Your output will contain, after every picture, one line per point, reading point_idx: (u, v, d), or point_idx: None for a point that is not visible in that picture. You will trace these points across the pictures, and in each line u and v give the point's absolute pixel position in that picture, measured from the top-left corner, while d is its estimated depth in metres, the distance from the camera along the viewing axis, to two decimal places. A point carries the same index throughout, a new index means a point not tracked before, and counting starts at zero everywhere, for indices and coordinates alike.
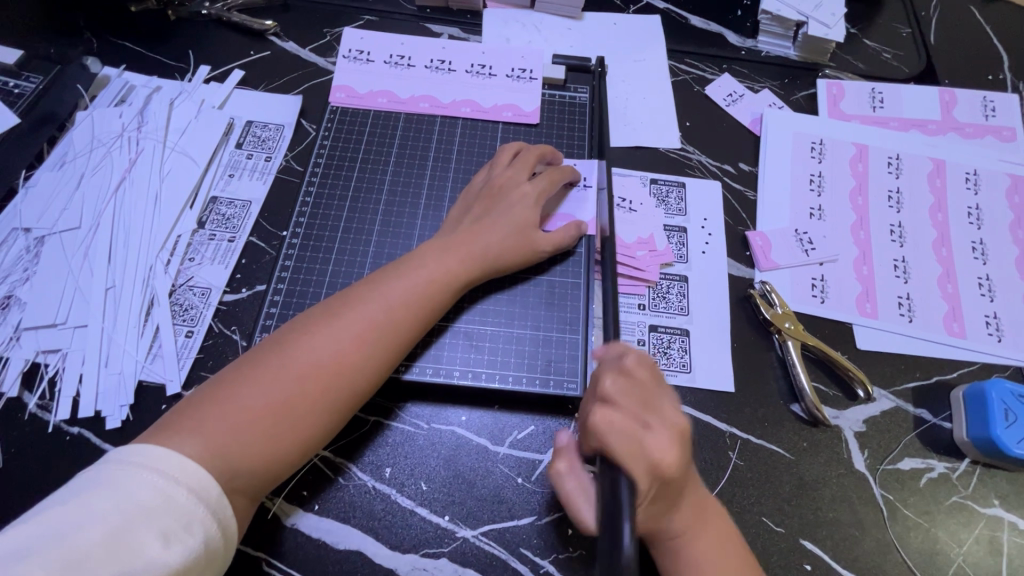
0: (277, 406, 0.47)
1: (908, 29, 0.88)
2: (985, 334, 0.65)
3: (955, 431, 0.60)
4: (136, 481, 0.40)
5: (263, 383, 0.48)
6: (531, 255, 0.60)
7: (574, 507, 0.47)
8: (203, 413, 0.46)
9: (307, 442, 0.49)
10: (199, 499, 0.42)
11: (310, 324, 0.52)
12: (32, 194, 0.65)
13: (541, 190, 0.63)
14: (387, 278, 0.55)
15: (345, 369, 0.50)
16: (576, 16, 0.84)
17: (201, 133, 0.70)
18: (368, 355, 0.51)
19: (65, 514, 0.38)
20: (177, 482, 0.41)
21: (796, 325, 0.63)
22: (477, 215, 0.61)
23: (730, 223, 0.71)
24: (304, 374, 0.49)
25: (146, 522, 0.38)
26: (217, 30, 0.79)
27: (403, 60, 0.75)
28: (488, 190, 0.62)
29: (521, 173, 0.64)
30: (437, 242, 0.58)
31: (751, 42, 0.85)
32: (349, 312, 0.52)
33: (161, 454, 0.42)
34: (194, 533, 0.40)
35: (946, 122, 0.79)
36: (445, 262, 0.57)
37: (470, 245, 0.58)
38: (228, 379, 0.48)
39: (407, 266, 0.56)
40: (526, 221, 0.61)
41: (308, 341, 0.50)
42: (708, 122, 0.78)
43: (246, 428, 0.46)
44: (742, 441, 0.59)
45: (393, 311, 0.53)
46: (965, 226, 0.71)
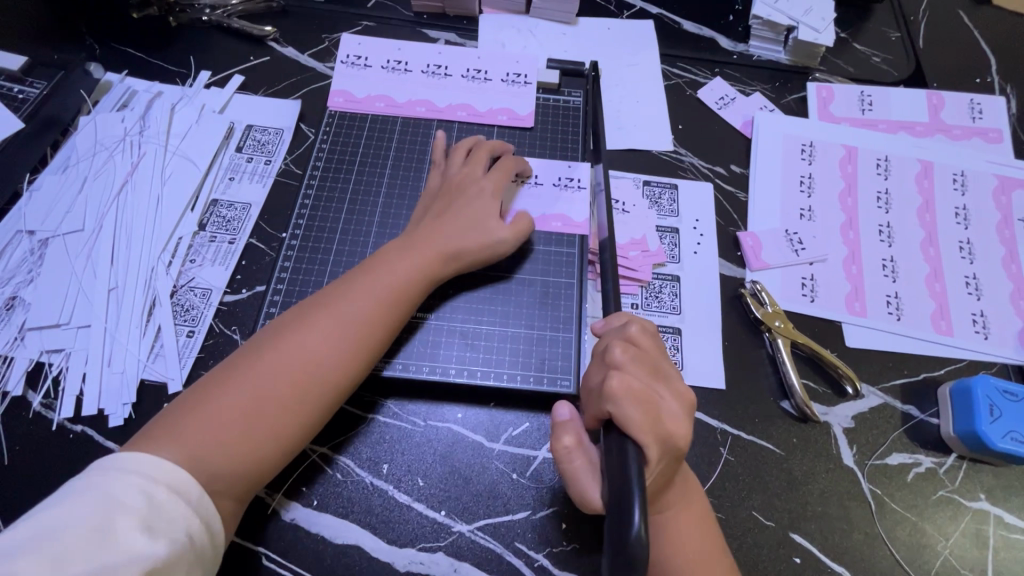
0: (249, 409, 0.48)
1: (898, 33, 0.90)
2: (972, 331, 0.66)
3: (942, 427, 0.61)
4: (116, 481, 0.41)
5: (234, 388, 0.49)
6: (491, 249, 0.61)
7: (580, 482, 0.48)
8: (177, 421, 0.47)
9: (286, 441, 0.50)
10: (179, 496, 0.43)
11: (278, 329, 0.53)
12: (36, 197, 0.67)
13: (496, 184, 0.64)
14: (353, 279, 0.56)
15: (314, 369, 0.51)
16: (571, 21, 0.86)
17: (202, 137, 0.71)
18: (336, 353, 0.52)
19: (48, 518, 0.39)
20: (156, 482, 0.42)
21: (786, 323, 0.64)
22: (437, 212, 0.62)
23: (722, 224, 0.72)
24: (275, 376, 0.50)
25: (128, 518, 0.40)
26: (217, 36, 0.81)
27: (400, 65, 0.76)
28: (446, 189, 0.64)
29: (476, 169, 0.65)
30: (401, 242, 0.60)
31: (743, 47, 0.86)
32: (315, 313, 0.53)
33: (138, 458, 0.43)
34: (177, 527, 0.41)
35: (934, 124, 0.80)
36: (410, 261, 0.58)
37: (433, 242, 0.59)
38: (201, 387, 0.50)
39: (373, 266, 0.57)
40: (482, 215, 0.62)
41: (277, 345, 0.51)
42: (700, 125, 0.79)
43: (222, 431, 0.47)
44: (733, 437, 0.60)
45: (359, 309, 0.54)
46: (953, 226, 0.73)
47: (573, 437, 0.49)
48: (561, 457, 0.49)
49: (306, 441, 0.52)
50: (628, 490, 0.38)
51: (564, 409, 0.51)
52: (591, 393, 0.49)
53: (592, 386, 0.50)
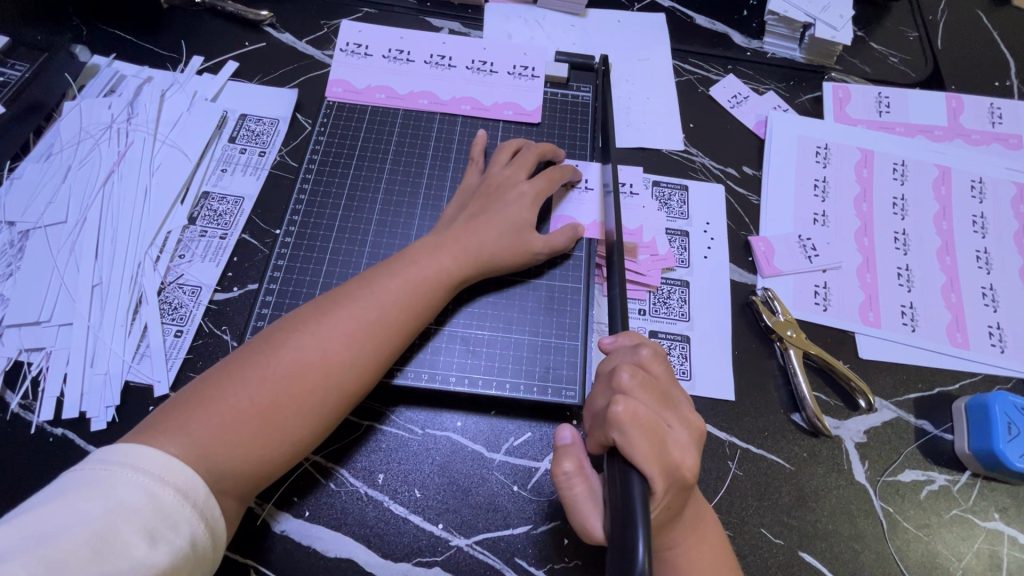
0: (264, 408, 0.46)
1: (916, 33, 0.87)
2: (988, 344, 0.64)
3: (956, 443, 0.59)
4: (120, 480, 0.39)
5: (251, 382, 0.46)
6: (527, 257, 0.59)
7: (580, 509, 0.46)
8: (188, 413, 0.44)
9: (295, 447, 0.47)
10: (186, 499, 0.40)
11: (300, 322, 0.50)
12: (17, 185, 0.63)
13: (539, 191, 0.61)
14: (378, 276, 0.54)
15: (334, 371, 0.48)
16: (580, 13, 0.82)
17: (193, 127, 0.68)
18: (357, 355, 0.50)
19: (46, 515, 0.36)
20: (163, 483, 0.40)
21: (798, 332, 0.62)
22: (472, 213, 0.59)
23: (733, 228, 0.70)
24: (293, 374, 0.47)
25: (131, 522, 0.37)
26: (211, 20, 0.77)
27: (402, 54, 0.73)
28: (485, 189, 0.61)
29: (519, 172, 0.63)
30: (430, 241, 0.57)
31: (757, 44, 0.83)
32: (339, 310, 0.51)
33: (147, 453, 0.41)
34: (180, 533, 0.39)
35: (952, 128, 0.78)
36: (438, 260, 0.55)
37: (465, 243, 0.57)
38: (216, 378, 0.47)
39: (398, 265, 0.55)
40: (523, 222, 0.59)
41: (296, 340, 0.49)
42: (712, 124, 0.76)
43: (234, 429, 0.44)
44: (741, 450, 0.58)
45: (384, 309, 0.52)
46: (970, 234, 0.71)
47: (574, 462, 0.47)
48: (561, 483, 0.46)
49: (313, 447, 0.49)
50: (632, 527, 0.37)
51: (566, 432, 0.50)
52: (596, 417, 0.47)
53: (597, 411, 0.47)
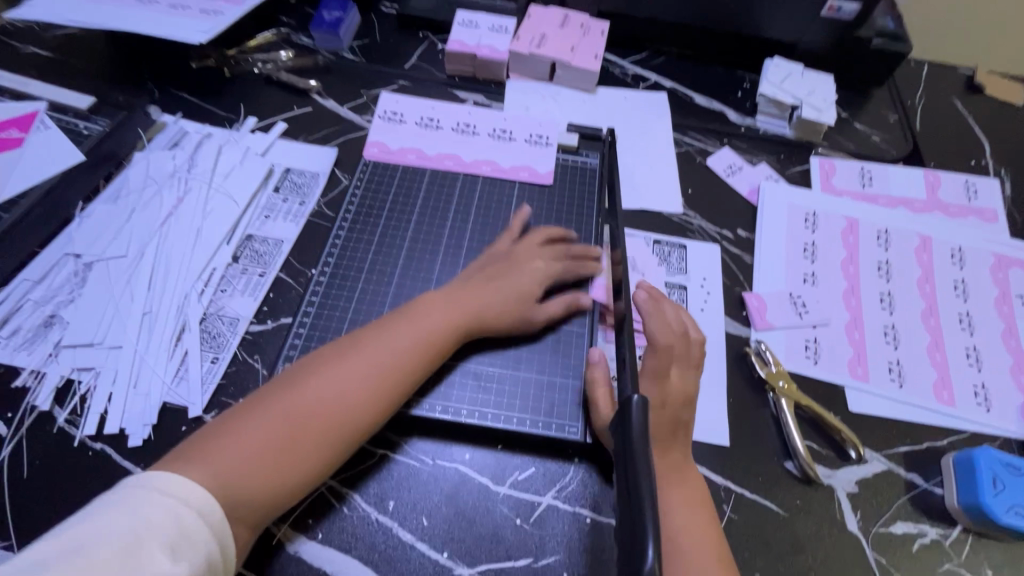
0: (283, 443, 0.50)
1: (895, 115, 0.97)
2: (974, 403, 0.68)
3: (946, 497, 0.61)
4: (148, 501, 0.43)
5: (272, 418, 0.51)
6: (525, 325, 0.64)
7: (598, 407, 0.59)
8: (212, 444, 0.49)
9: (305, 479, 0.51)
10: (203, 521, 0.44)
11: (320, 364, 0.55)
12: (86, 223, 0.71)
13: (551, 270, 0.67)
14: (393, 324, 0.59)
15: (347, 410, 0.53)
16: (590, 89, 0.93)
17: (244, 178, 0.77)
18: (369, 397, 0.54)
19: (84, 530, 0.41)
20: (184, 505, 0.44)
21: (789, 383, 0.66)
22: (485, 275, 0.66)
23: (728, 284, 0.75)
24: (310, 412, 0.52)
25: (156, 541, 0.41)
26: (266, 86, 0.88)
27: (432, 122, 0.83)
28: (506, 261, 0.67)
29: (535, 248, 0.69)
30: (442, 293, 0.63)
31: (750, 121, 0.93)
32: (356, 355, 0.56)
33: (171, 479, 0.45)
34: (198, 551, 0.43)
35: (932, 201, 0.85)
36: (448, 312, 0.61)
37: (473, 297, 0.63)
38: (240, 412, 0.52)
39: (412, 314, 0.60)
40: (529, 291, 0.65)
41: (315, 381, 0.54)
42: (708, 190, 0.84)
43: (253, 460, 0.49)
44: (736, 494, 0.60)
45: (397, 355, 0.57)
46: (952, 299, 0.75)
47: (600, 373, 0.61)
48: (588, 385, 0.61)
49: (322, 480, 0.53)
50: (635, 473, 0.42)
51: (596, 353, 0.63)
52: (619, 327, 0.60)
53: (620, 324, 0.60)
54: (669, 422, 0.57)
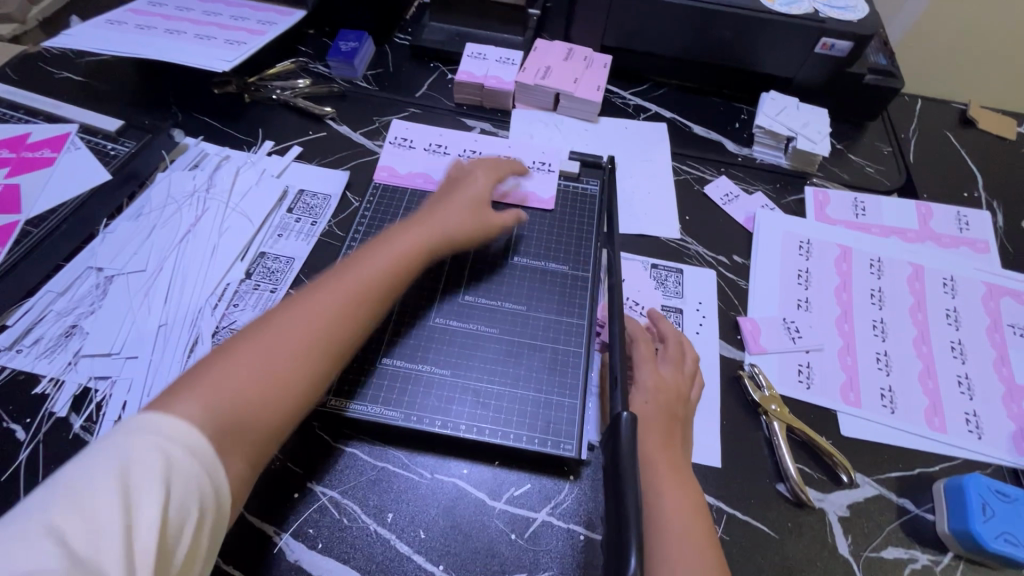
0: (271, 362, 0.51)
1: (890, 148, 1.00)
2: (965, 430, 0.69)
3: (937, 523, 0.62)
4: (142, 437, 0.41)
5: (258, 344, 0.52)
6: (483, 228, 0.72)
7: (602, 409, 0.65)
8: (198, 375, 0.49)
9: (299, 391, 0.52)
10: (193, 454, 0.42)
11: (295, 296, 0.58)
12: (110, 238, 0.75)
13: (492, 177, 0.77)
14: (361, 253, 0.64)
15: (331, 322, 0.56)
16: (592, 119, 0.97)
17: (260, 198, 0.81)
18: (348, 308, 0.57)
19: (76, 468, 0.39)
20: (176, 441, 0.42)
21: (782, 407, 0.68)
22: (437, 201, 0.73)
23: (724, 308, 0.77)
24: (294, 330, 0.54)
25: (150, 472, 0.39)
26: (283, 112, 0.93)
27: (440, 148, 0.87)
28: (449, 183, 0.76)
29: (479, 167, 0.78)
30: (402, 225, 0.69)
31: (746, 151, 0.96)
32: (329, 279, 0.59)
33: (161, 416, 0.43)
34: (190, 487, 0.41)
35: (924, 231, 0.87)
36: (412, 236, 0.67)
37: (432, 221, 0.69)
38: (223, 348, 0.52)
39: (378, 245, 0.65)
40: (479, 199, 0.73)
41: (292, 306, 0.56)
42: (705, 217, 0.87)
43: (243, 381, 0.49)
44: (727, 514, 0.61)
45: (369, 272, 0.61)
46: (944, 327, 0.77)
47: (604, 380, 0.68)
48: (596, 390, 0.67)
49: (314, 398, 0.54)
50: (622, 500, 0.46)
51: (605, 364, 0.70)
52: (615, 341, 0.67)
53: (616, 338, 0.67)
54: (665, 418, 0.61)
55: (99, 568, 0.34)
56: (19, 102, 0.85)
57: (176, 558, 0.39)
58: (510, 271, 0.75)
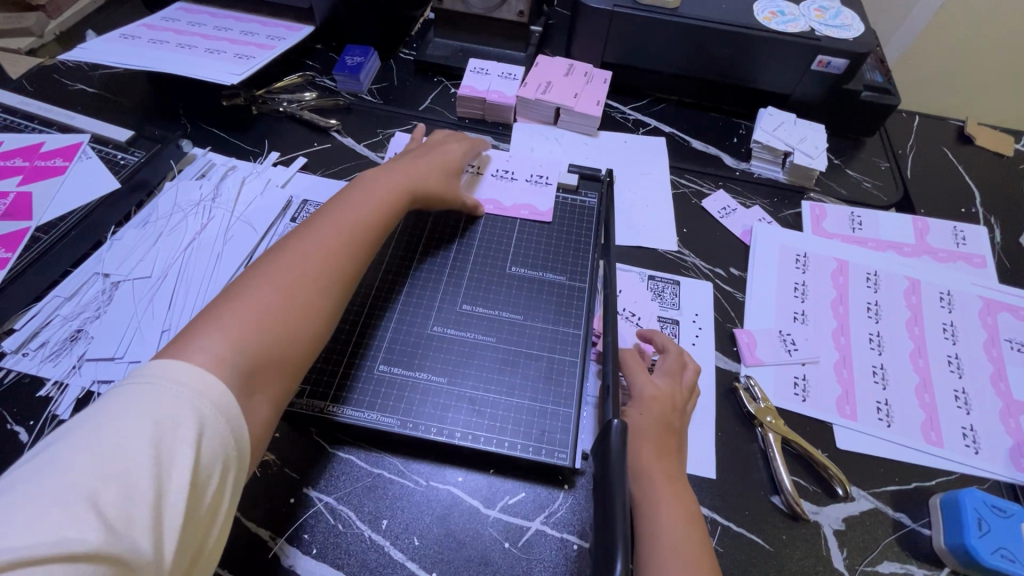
0: (285, 299, 0.54)
1: (887, 163, 1.01)
2: (962, 445, 0.69)
3: (933, 538, 0.62)
4: (166, 395, 0.42)
5: (267, 285, 0.54)
6: (453, 191, 0.78)
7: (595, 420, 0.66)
8: (213, 319, 0.50)
9: (317, 324, 0.56)
10: (220, 413, 0.44)
11: (288, 239, 0.60)
12: (117, 245, 0.77)
13: (464, 149, 0.84)
14: (344, 197, 0.67)
15: (333, 255, 0.59)
16: (591, 133, 0.98)
17: (264, 207, 0.82)
18: (347, 242, 0.61)
19: (100, 427, 0.39)
20: (202, 398, 0.43)
21: (777, 419, 0.68)
22: (409, 158, 0.77)
23: (720, 320, 0.78)
24: (298, 268, 0.56)
25: (178, 433, 0.40)
26: (289, 124, 0.95)
27: None
28: (416, 149, 0.81)
29: (447, 139, 0.85)
30: (376, 172, 0.73)
31: (744, 166, 0.97)
32: (317, 221, 0.62)
33: (183, 368, 0.44)
34: (216, 446, 0.42)
35: (920, 246, 0.87)
36: (391, 183, 0.71)
37: (408, 172, 0.74)
38: (229, 294, 0.53)
39: (357, 188, 0.69)
40: (447, 164, 0.80)
41: (287, 249, 0.58)
42: (702, 230, 0.88)
43: (261, 319, 0.51)
44: (722, 526, 0.61)
45: (359, 212, 0.65)
46: (941, 342, 0.77)
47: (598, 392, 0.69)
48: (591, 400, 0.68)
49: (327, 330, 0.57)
50: (611, 503, 0.48)
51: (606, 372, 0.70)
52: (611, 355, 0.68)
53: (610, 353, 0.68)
54: (662, 429, 0.62)
55: (130, 533, 0.35)
56: (34, 112, 0.88)
57: (198, 521, 0.40)
58: (508, 280, 0.76)
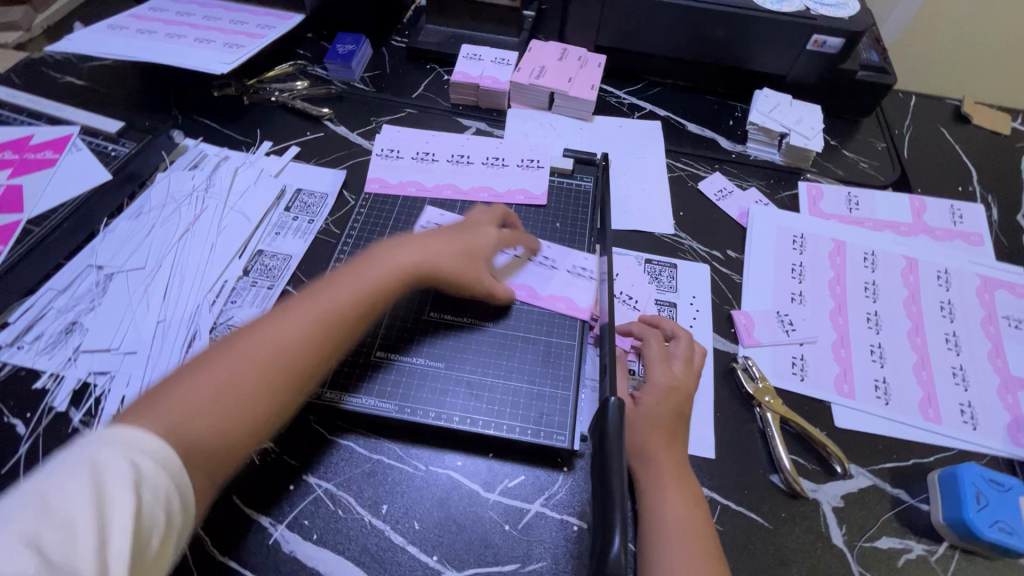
0: (223, 393, 0.46)
1: (883, 144, 1.00)
2: (960, 421, 0.69)
3: (932, 513, 0.62)
4: (104, 443, 0.38)
5: (213, 366, 0.48)
6: (477, 282, 0.67)
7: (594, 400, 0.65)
8: (142, 402, 0.44)
9: (249, 426, 0.47)
10: (162, 462, 0.40)
11: (266, 314, 0.53)
12: (110, 237, 0.76)
13: (504, 238, 0.72)
14: (341, 274, 0.59)
15: (297, 351, 0.51)
16: (586, 118, 0.98)
17: (258, 197, 0.82)
18: (320, 334, 0.53)
19: (31, 480, 0.35)
20: (140, 448, 0.39)
21: (775, 399, 0.68)
22: (438, 232, 0.68)
23: (717, 302, 0.78)
24: (253, 358, 0.49)
25: (116, 476, 0.37)
26: (281, 113, 0.94)
27: (428, 155, 0.87)
28: (455, 223, 0.71)
29: (487, 218, 0.74)
30: (394, 243, 0.65)
31: (740, 148, 0.97)
32: (302, 301, 0.55)
33: (122, 428, 0.40)
34: (159, 489, 0.38)
35: (917, 225, 0.87)
36: (402, 262, 0.62)
37: (427, 250, 0.65)
38: (174, 372, 0.47)
39: (362, 263, 0.61)
40: (481, 248, 0.69)
41: (259, 328, 0.51)
42: (699, 213, 0.87)
43: (187, 412, 0.44)
44: (722, 505, 0.61)
45: (347, 299, 0.56)
46: (938, 319, 0.77)
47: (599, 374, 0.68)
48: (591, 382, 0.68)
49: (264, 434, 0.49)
50: (609, 475, 0.48)
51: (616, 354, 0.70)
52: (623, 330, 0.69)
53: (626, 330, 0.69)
54: (670, 413, 0.62)
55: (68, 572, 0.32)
56: (24, 105, 0.87)
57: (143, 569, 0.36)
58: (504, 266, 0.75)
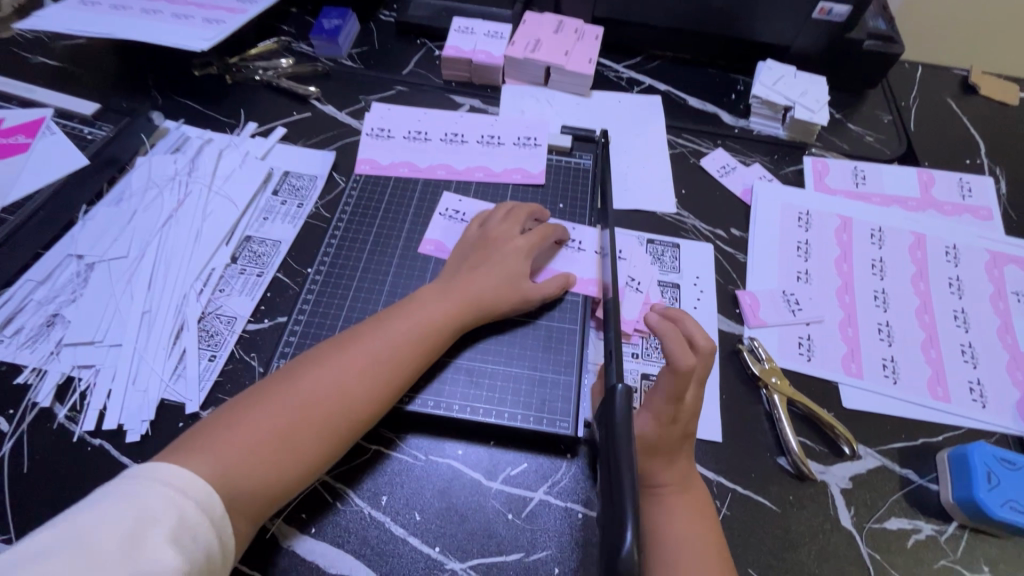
0: (276, 441, 0.50)
1: (890, 116, 0.97)
2: (969, 399, 0.68)
3: (941, 493, 0.61)
4: (150, 490, 0.42)
5: (270, 409, 0.51)
6: (522, 302, 0.65)
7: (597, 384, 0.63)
8: (209, 439, 0.48)
9: (297, 473, 0.50)
10: (205, 513, 0.43)
11: (320, 359, 0.56)
12: (90, 225, 0.73)
13: (531, 245, 0.68)
14: (389, 318, 0.60)
15: (350, 400, 0.54)
16: (584, 93, 0.94)
17: (243, 180, 0.78)
18: (370, 386, 0.55)
19: (86, 516, 0.39)
20: (186, 495, 0.43)
21: (782, 380, 0.66)
22: (473, 263, 0.66)
23: (721, 283, 0.75)
24: (305, 405, 0.52)
25: (157, 529, 0.40)
26: (266, 93, 0.90)
27: (420, 134, 0.84)
28: (482, 243, 0.68)
29: (513, 228, 0.69)
30: (437, 286, 0.64)
31: (743, 122, 0.94)
32: (354, 348, 0.57)
33: (178, 470, 0.44)
34: (198, 541, 0.42)
35: (925, 200, 0.85)
36: (445, 305, 0.62)
37: (468, 291, 0.63)
38: (235, 410, 0.51)
39: (409, 308, 0.61)
40: (519, 271, 0.66)
41: (314, 375, 0.54)
42: (701, 190, 0.85)
43: (242, 457, 0.48)
44: (729, 490, 0.60)
45: (395, 348, 0.58)
46: (947, 296, 0.75)
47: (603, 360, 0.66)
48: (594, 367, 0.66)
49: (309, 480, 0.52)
50: (619, 463, 0.46)
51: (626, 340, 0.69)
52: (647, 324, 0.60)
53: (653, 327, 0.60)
54: (678, 437, 0.56)
55: None
56: None
57: None
58: None
